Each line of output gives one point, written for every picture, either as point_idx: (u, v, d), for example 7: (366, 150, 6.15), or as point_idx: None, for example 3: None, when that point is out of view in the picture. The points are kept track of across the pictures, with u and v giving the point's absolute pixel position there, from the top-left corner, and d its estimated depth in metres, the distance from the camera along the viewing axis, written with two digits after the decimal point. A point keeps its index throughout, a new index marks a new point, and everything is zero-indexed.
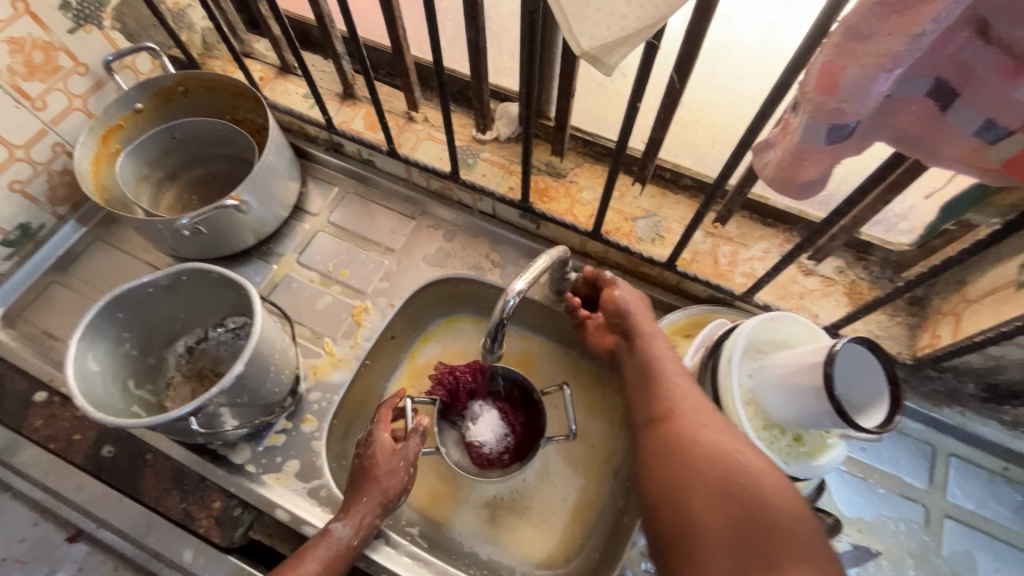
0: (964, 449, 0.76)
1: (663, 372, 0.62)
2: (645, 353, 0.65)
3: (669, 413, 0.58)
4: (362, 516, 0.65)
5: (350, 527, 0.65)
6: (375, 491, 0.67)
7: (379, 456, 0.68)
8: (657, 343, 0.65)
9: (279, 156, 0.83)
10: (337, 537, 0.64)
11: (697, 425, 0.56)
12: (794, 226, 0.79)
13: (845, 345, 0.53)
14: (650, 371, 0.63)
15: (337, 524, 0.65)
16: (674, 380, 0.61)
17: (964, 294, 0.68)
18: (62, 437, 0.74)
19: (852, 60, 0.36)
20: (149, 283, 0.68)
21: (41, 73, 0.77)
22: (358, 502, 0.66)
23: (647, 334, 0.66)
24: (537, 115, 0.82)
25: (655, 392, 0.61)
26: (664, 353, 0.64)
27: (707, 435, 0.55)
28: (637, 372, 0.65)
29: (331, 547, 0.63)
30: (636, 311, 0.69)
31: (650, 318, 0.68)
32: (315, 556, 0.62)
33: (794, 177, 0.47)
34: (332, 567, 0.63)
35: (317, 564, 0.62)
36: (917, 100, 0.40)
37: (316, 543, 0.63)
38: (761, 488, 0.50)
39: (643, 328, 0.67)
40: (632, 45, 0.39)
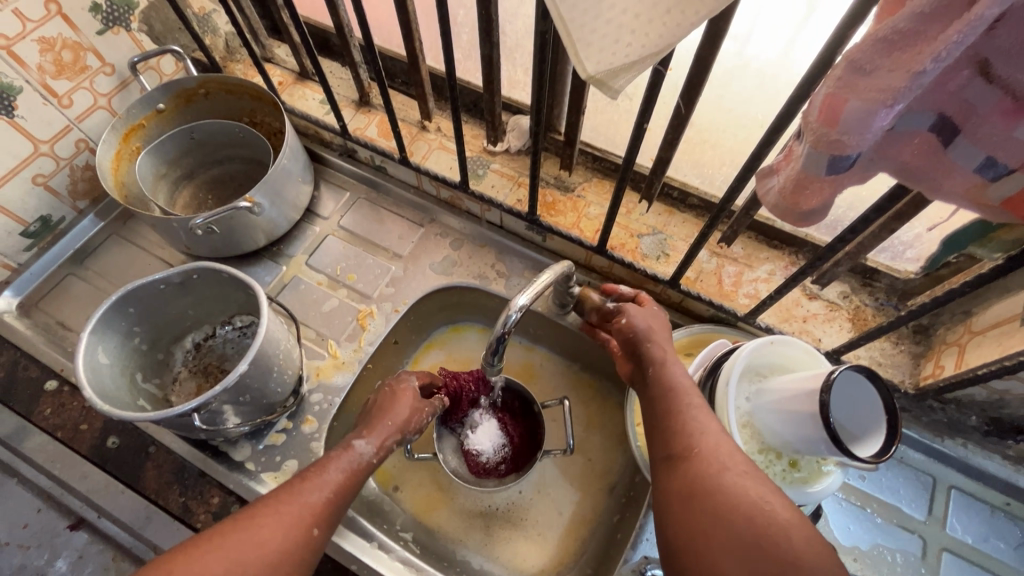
0: (966, 482, 0.75)
1: (683, 403, 0.57)
2: (664, 382, 0.60)
3: (688, 452, 0.53)
4: (384, 436, 0.64)
5: (372, 443, 0.63)
6: (397, 416, 0.67)
7: (402, 392, 0.70)
8: (676, 371, 0.61)
9: (294, 160, 0.84)
10: (360, 452, 0.62)
11: (719, 466, 0.50)
12: (800, 250, 0.79)
13: (843, 373, 0.53)
14: (669, 400, 0.58)
15: (360, 440, 0.63)
16: (693, 414, 0.56)
17: (969, 326, 0.68)
18: (70, 426, 0.76)
19: (854, 94, 0.37)
20: (162, 280, 0.69)
21: (69, 72, 0.79)
22: (379, 424, 0.65)
23: (666, 358, 0.63)
24: (547, 129, 0.83)
25: (673, 427, 0.56)
26: (683, 382, 0.60)
27: (729, 476, 0.49)
28: (654, 402, 0.60)
29: (354, 461, 0.61)
30: (656, 334, 0.65)
31: (669, 343, 0.65)
32: (338, 465, 0.60)
33: (796, 205, 0.47)
34: (353, 480, 0.60)
35: (339, 473, 0.59)
36: (920, 134, 0.40)
37: (338, 454, 0.61)
38: (790, 538, 0.44)
39: (663, 353, 0.63)
40: (638, 71, 0.39)
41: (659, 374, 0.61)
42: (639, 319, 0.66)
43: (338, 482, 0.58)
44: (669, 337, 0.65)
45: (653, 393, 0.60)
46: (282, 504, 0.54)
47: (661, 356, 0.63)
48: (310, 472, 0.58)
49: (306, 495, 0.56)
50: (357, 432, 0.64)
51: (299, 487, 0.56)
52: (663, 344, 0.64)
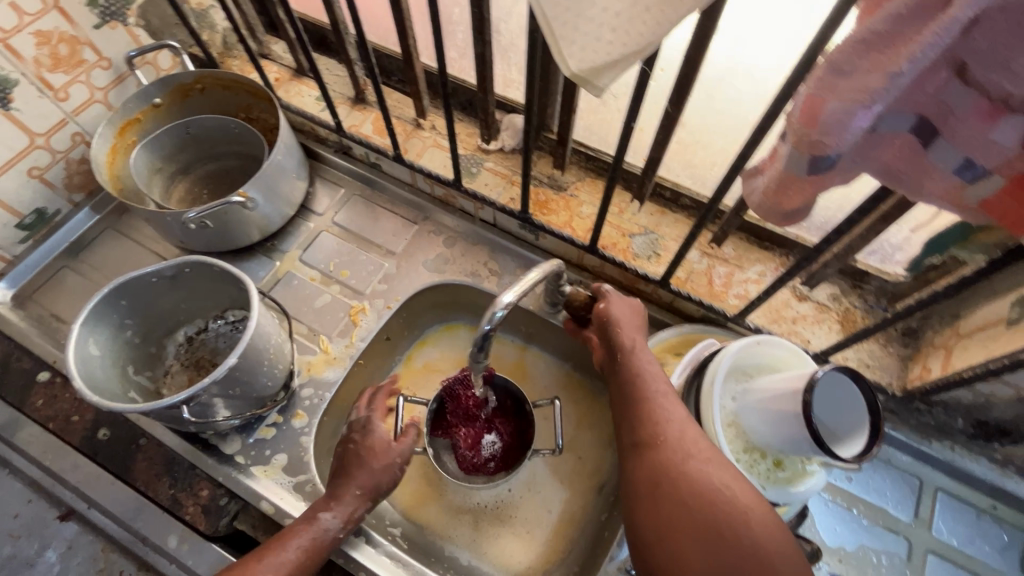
0: (953, 485, 0.76)
1: (650, 388, 0.58)
2: (634, 369, 0.61)
3: (654, 439, 0.54)
4: (351, 509, 0.66)
5: (339, 515, 0.65)
6: (367, 480, 0.68)
7: (376, 446, 0.70)
8: (644, 359, 0.61)
9: (288, 156, 0.85)
10: (323, 525, 0.64)
11: (684, 455, 0.52)
12: (790, 251, 0.79)
13: (826, 373, 0.54)
14: (636, 387, 0.59)
15: (326, 514, 0.65)
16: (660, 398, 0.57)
17: (956, 329, 0.68)
18: (61, 417, 0.77)
19: (833, 95, 0.37)
20: (154, 273, 0.70)
21: (65, 65, 0.80)
22: (348, 492, 0.67)
23: (637, 346, 0.63)
24: (540, 129, 0.83)
25: (640, 415, 0.57)
26: (652, 369, 0.60)
27: (694, 464, 0.51)
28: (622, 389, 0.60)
29: (319, 535, 0.64)
30: (628, 321, 0.66)
31: (641, 334, 0.66)
32: (300, 542, 0.63)
33: (779, 205, 0.47)
34: (314, 555, 0.63)
35: (299, 550, 0.62)
36: (901, 137, 0.40)
37: (303, 529, 0.64)
38: (752, 528, 0.46)
39: (634, 341, 0.64)
40: (621, 69, 0.40)
41: (627, 361, 0.62)
42: (614, 307, 0.66)
43: (296, 560, 0.61)
44: (643, 329, 0.66)
45: (622, 379, 0.61)
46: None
47: (630, 344, 0.63)
48: (267, 552, 0.61)
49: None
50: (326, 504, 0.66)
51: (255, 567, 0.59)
52: (635, 334, 0.65)
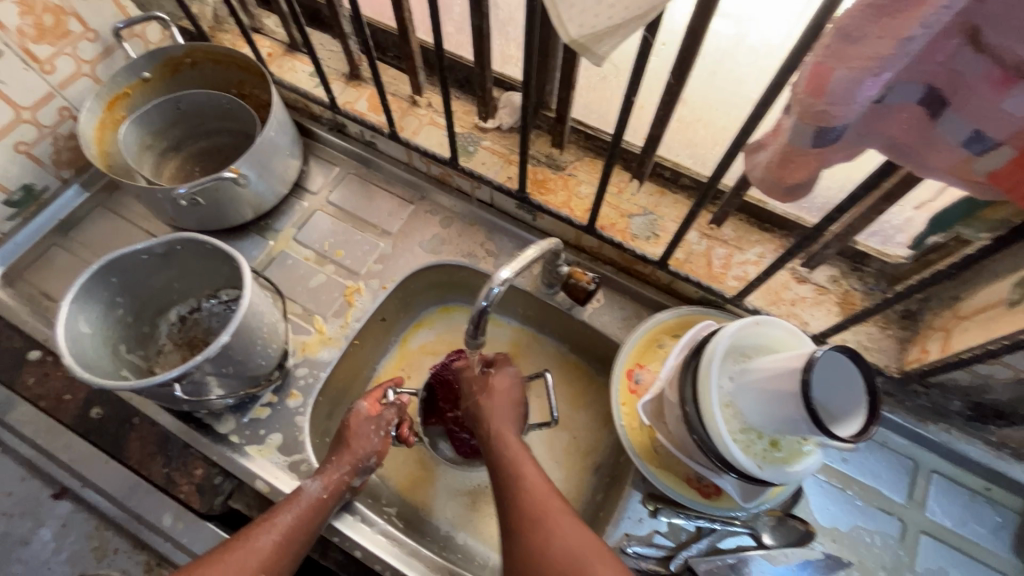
0: (947, 466, 0.76)
1: (513, 460, 0.65)
2: (501, 450, 0.66)
3: (520, 522, 0.61)
4: (330, 472, 0.67)
5: (317, 479, 0.67)
6: (344, 450, 0.69)
7: (354, 422, 0.71)
8: (505, 440, 0.67)
9: (281, 132, 0.83)
10: (308, 491, 0.65)
11: (546, 535, 0.59)
12: (790, 232, 0.78)
13: (825, 353, 0.53)
14: (501, 469, 0.65)
15: (307, 481, 0.66)
16: (529, 480, 0.63)
17: (956, 311, 0.67)
18: (53, 396, 0.76)
19: (841, 63, 0.36)
20: (144, 250, 0.69)
21: (50, 37, 0.77)
22: (329, 462, 0.69)
23: (502, 424, 0.68)
24: (538, 106, 0.82)
25: (508, 499, 0.63)
26: (516, 450, 0.66)
27: (556, 536, 0.58)
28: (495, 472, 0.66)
29: (303, 501, 0.65)
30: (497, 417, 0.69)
31: (509, 411, 0.70)
32: (288, 509, 0.63)
33: (782, 180, 0.46)
34: (306, 521, 0.64)
35: (290, 515, 0.63)
36: (909, 107, 0.39)
37: (288, 499, 0.65)
38: None
39: (502, 421, 0.69)
40: (624, 35, 0.39)
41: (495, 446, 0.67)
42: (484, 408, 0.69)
43: (288, 525, 0.62)
44: (511, 406, 0.70)
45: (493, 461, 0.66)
46: (233, 554, 0.59)
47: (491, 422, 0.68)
48: (260, 522, 0.62)
49: (257, 543, 0.60)
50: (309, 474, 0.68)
51: (249, 536, 0.60)
52: (502, 412, 0.70)
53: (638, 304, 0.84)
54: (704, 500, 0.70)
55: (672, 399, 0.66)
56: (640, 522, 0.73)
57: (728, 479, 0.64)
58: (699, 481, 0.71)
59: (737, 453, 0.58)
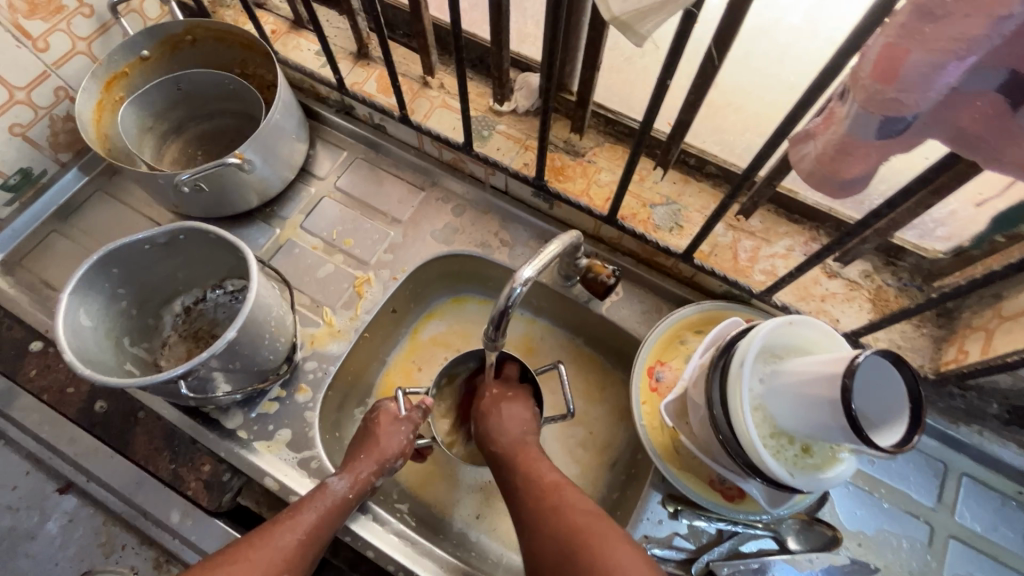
0: (978, 469, 0.73)
1: (522, 463, 0.66)
2: (524, 466, 0.66)
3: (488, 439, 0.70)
4: (358, 471, 0.66)
5: (344, 478, 0.65)
6: (373, 447, 0.68)
7: (382, 420, 0.70)
8: (520, 457, 0.67)
9: (287, 115, 0.79)
10: (334, 489, 0.64)
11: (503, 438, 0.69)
12: (821, 224, 0.74)
13: (869, 358, 0.50)
14: (505, 464, 0.67)
15: (333, 478, 0.65)
16: (495, 417, 0.71)
17: (998, 310, 0.64)
18: (55, 388, 0.73)
19: (918, 44, 0.32)
20: (146, 239, 0.65)
21: (43, 11, 0.73)
22: (356, 459, 0.67)
23: (500, 430, 0.69)
24: (558, 88, 0.77)
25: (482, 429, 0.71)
26: (517, 431, 0.69)
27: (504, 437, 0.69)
28: (519, 493, 0.64)
29: (328, 500, 0.63)
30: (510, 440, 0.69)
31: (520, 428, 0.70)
32: (312, 506, 0.62)
33: (834, 174, 0.43)
34: (329, 521, 0.62)
35: (314, 514, 0.62)
36: (985, 96, 0.35)
37: (313, 494, 0.63)
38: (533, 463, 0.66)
39: (506, 432, 0.69)
40: (669, 12, 0.36)
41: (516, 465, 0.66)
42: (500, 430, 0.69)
43: (311, 525, 0.61)
44: (522, 424, 0.70)
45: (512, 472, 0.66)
46: (259, 550, 0.58)
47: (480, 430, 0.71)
48: (286, 517, 0.61)
49: (280, 541, 0.59)
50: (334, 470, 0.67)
51: (272, 533, 0.59)
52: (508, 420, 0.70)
53: (658, 298, 0.81)
54: (728, 503, 0.68)
55: (698, 402, 0.63)
56: (660, 524, 0.70)
57: (754, 485, 0.61)
58: (721, 484, 0.69)
59: (768, 460, 0.55)
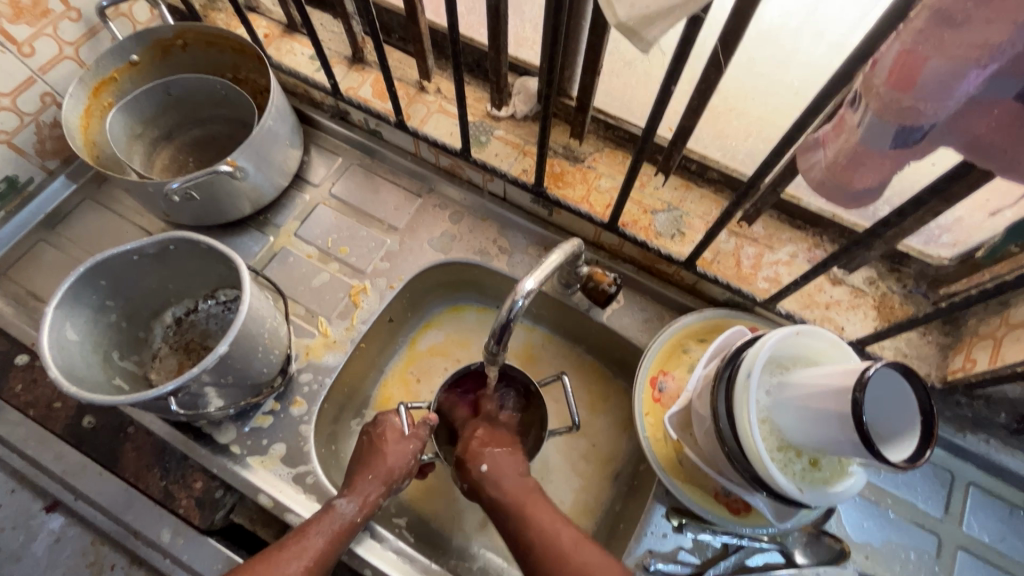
0: (985, 479, 0.72)
1: (528, 507, 0.62)
2: (527, 520, 0.61)
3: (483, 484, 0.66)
4: (366, 493, 0.64)
5: (353, 500, 0.64)
6: (380, 467, 0.66)
7: (389, 436, 0.68)
8: (526, 504, 0.63)
9: (280, 121, 0.78)
10: (342, 512, 0.63)
11: (499, 482, 0.65)
12: (825, 231, 0.73)
13: (878, 370, 0.49)
14: (506, 510, 0.63)
15: (341, 500, 0.64)
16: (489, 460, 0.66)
17: (1006, 318, 0.63)
18: (42, 404, 0.71)
19: (937, 51, 0.31)
20: (135, 250, 0.64)
21: (28, 16, 0.71)
22: (362, 479, 0.66)
23: (498, 474, 0.66)
24: (557, 93, 0.76)
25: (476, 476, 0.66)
26: (513, 477, 0.66)
27: (498, 479, 0.65)
28: (526, 546, 0.60)
29: (335, 522, 0.62)
30: (509, 487, 0.65)
31: (516, 470, 0.67)
32: (319, 530, 0.61)
33: (847, 184, 0.41)
34: (336, 544, 0.61)
35: (322, 539, 0.61)
36: (1004, 103, 0.33)
37: (319, 517, 0.62)
38: (530, 510, 0.62)
39: (502, 478, 0.65)
40: (676, 18, 0.35)
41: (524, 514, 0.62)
42: (498, 477, 0.65)
43: (318, 549, 0.60)
44: (515, 465, 0.67)
45: (512, 521, 0.63)
46: None
47: (482, 474, 0.66)
48: (292, 544, 0.60)
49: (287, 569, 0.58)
50: (340, 490, 0.65)
51: (278, 563, 0.58)
52: (501, 464, 0.66)
53: (660, 306, 0.80)
54: (733, 517, 0.66)
55: (703, 413, 0.62)
56: (664, 538, 0.69)
57: (761, 498, 0.60)
58: (727, 496, 0.67)
59: (776, 474, 0.54)
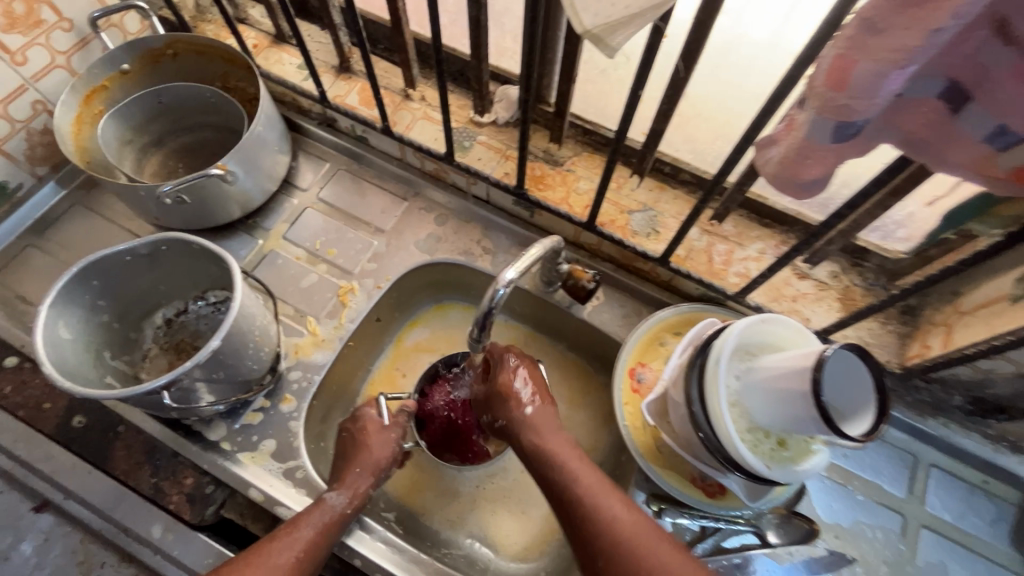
0: (945, 460, 0.76)
1: (567, 463, 0.60)
2: (569, 477, 0.59)
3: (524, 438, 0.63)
4: (356, 485, 0.67)
5: (343, 493, 0.66)
6: (367, 459, 0.68)
7: (370, 430, 0.71)
8: (591, 482, 0.59)
9: (269, 128, 0.80)
10: (331, 505, 0.64)
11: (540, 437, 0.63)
12: (791, 228, 0.77)
13: (836, 352, 0.52)
14: (548, 468, 0.61)
15: (331, 493, 0.65)
16: (530, 417, 0.64)
17: (957, 306, 0.67)
18: (32, 404, 0.72)
19: (864, 55, 0.35)
20: (127, 251, 0.65)
21: (22, 26, 0.73)
22: (351, 473, 0.68)
23: (541, 427, 0.64)
24: (536, 99, 0.80)
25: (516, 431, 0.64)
26: (557, 437, 0.63)
27: (539, 437, 0.63)
28: (571, 499, 0.58)
29: (326, 513, 0.63)
30: (552, 440, 0.63)
31: (555, 426, 0.65)
32: (310, 521, 0.62)
33: (796, 176, 0.45)
34: (325, 536, 0.62)
35: (311, 530, 0.62)
36: (928, 102, 0.38)
37: (311, 509, 0.63)
38: (573, 470, 0.60)
39: (544, 430, 0.64)
40: (638, 26, 0.39)
41: (588, 493, 0.58)
42: (539, 430, 0.64)
43: (308, 541, 0.61)
44: (555, 419, 0.65)
45: (552, 474, 0.60)
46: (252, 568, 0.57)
47: (525, 416, 0.64)
48: (283, 530, 0.61)
49: (276, 558, 0.58)
50: (330, 485, 0.67)
51: (266, 551, 0.58)
52: (541, 420, 0.64)
53: (637, 302, 0.83)
54: (709, 500, 0.69)
55: (677, 400, 0.65)
56: None
57: (733, 479, 0.63)
58: (703, 480, 0.70)
59: (746, 453, 0.57)
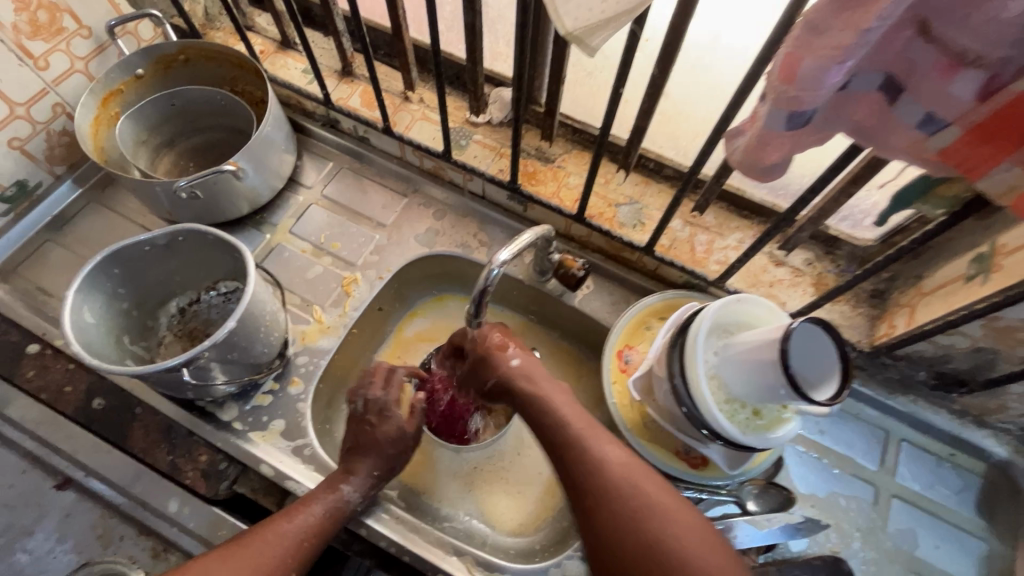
0: (915, 435, 0.81)
1: (559, 407, 0.66)
2: (565, 423, 0.64)
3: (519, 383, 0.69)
4: (369, 484, 0.70)
5: (358, 488, 0.69)
6: (382, 454, 0.71)
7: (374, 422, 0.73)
8: (582, 427, 0.64)
9: (276, 128, 0.85)
10: (347, 498, 0.68)
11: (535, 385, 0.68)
12: (767, 219, 0.82)
13: (801, 325, 0.57)
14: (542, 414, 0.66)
15: (348, 486, 0.69)
16: (523, 368, 0.70)
17: (919, 288, 0.73)
18: (53, 387, 0.76)
19: (809, 52, 0.40)
20: (147, 241, 0.70)
21: (45, 33, 0.78)
22: (364, 467, 0.71)
23: (530, 375, 0.69)
24: (528, 100, 0.85)
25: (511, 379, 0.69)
26: (548, 385, 0.69)
27: (537, 388, 0.68)
28: (564, 443, 0.63)
29: (339, 504, 0.68)
30: (543, 385, 0.68)
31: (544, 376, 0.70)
32: (321, 506, 0.67)
33: (758, 161, 0.50)
34: (330, 521, 0.66)
35: (320, 512, 0.66)
36: (869, 94, 0.43)
37: (323, 495, 0.68)
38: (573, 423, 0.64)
39: (535, 378, 0.69)
40: (613, 29, 0.44)
41: (580, 432, 0.63)
42: (529, 376, 0.69)
43: (316, 523, 0.65)
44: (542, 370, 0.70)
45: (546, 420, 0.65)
46: (264, 542, 0.61)
47: (514, 368, 0.69)
48: (291, 510, 0.65)
49: (284, 532, 0.63)
50: (344, 474, 0.70)
51: (276, 525, 0.63)
52: (529, 370, 0.70)
53: (625, 290, 0.88)
54: (693, 470, 0.74)
55: (660, 375, 0.70)
56: None
57: (714, 448, 0.68)
58: (687, 453, 0.75)
59: (723, 421, 0.62)
